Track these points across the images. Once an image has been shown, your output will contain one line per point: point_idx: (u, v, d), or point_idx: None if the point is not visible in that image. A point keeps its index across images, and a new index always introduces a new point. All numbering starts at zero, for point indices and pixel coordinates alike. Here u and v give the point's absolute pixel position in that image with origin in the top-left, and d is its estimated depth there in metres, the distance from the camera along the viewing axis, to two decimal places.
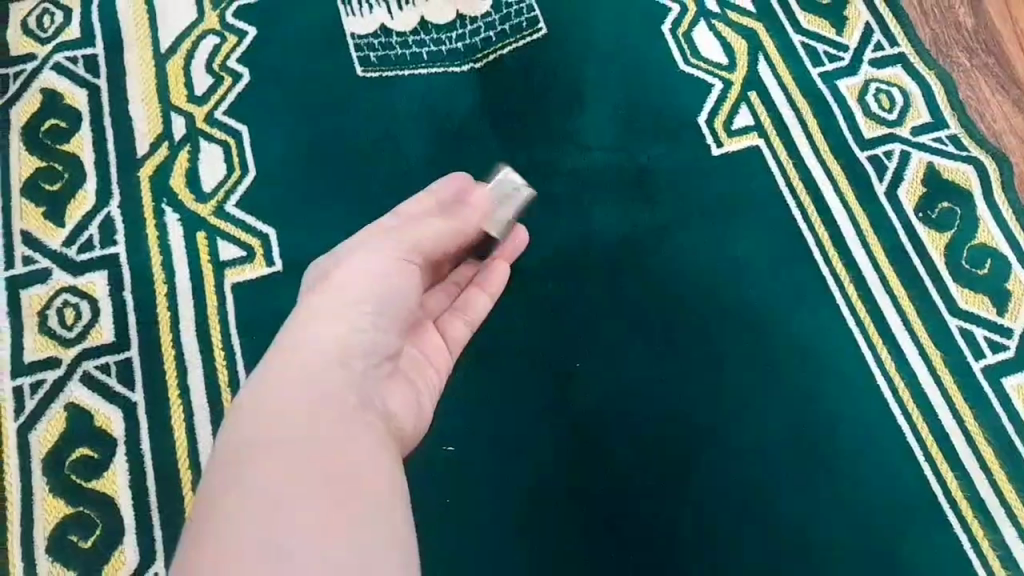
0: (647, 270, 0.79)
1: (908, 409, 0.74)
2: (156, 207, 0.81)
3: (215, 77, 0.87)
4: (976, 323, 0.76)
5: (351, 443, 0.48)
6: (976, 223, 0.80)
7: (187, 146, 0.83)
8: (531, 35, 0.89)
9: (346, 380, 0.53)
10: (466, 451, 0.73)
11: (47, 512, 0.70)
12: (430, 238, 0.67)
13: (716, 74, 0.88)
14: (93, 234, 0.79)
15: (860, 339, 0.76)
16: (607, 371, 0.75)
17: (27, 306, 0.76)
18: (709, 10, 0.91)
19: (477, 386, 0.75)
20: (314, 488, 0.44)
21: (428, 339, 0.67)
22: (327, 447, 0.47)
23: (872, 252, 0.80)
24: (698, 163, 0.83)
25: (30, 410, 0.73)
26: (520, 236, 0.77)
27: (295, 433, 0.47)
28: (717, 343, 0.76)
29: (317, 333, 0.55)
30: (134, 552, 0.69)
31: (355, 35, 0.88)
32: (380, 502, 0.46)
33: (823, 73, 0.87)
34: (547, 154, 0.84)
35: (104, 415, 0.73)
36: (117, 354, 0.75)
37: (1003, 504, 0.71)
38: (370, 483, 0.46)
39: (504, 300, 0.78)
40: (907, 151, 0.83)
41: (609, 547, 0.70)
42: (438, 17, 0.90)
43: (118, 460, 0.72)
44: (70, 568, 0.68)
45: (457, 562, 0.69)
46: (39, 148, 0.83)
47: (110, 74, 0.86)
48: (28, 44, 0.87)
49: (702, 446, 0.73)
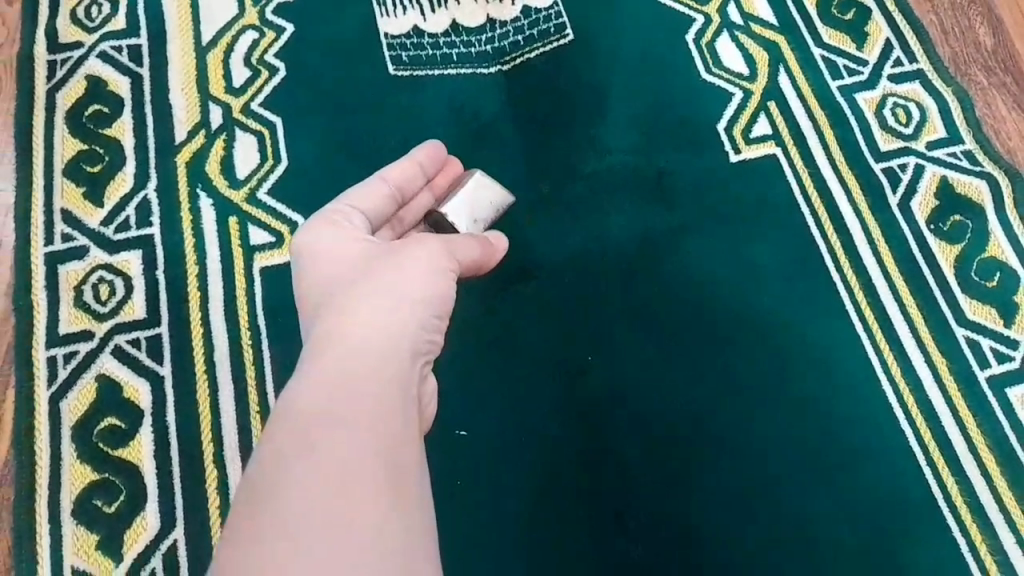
0: (662, 270, 0.81)
1: (912, 414, 0.75)
2: (191, 192, 0.84)
3: (253, 70, 0.90)
4: (983, 334, 0.78)
5: (373, 416, 0.51)
6: (986, 236, 0.81)
7: (223, 135, 0.87)
8: (558, 40, 0.92)
9: (368, 353, 0.55)
10: (478, 437, 0.75)
11: (74, 477, 0.73)
12: (468, 262, 0.70)
13: (737, 84, 0.90)
14: (130, 215, 0.83)
15: (867, 344, 0.78)
16: (619, 367, 0.77)
17: (64, 281, 0.80)
18: (733, 22, 0.93)
19: (491, 375, 0.77)
20: (335, 455, 0.47)
21: None
22: (350, 419, 0.50)
23: (882, 261, 0.81)
24: (715, 169, 0.85)
25: (63, 379, 0.76)
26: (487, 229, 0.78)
27: (322, 404, 0.50)
28: (727, 346, 0.78)
29: (342, 315, 0.58)
30: (156, 519, 0.72)
31: (389, 35, 0.92)
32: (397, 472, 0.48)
33: (842, 86, 0.89)
34: (570, 156, 0.86)
35: (134, 387, 0.76)
36: (148, 330, 0.78)
37: (1002, 511, 0.72)
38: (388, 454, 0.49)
39: (515, 294, 0.80)
40: (921, 164, 0.85)
41: (612, 532, 0.72)
42: (469, 20, 0.93)
43: (145, 430, 0.75)
44: (94, 531, 0.71)
45: (466, 545, 0.71)
46: (81, 131, 0.86)
47: (152, 64, 0.90)
48: (76, 33, 0.91)
49: (709, 442, 0.75)
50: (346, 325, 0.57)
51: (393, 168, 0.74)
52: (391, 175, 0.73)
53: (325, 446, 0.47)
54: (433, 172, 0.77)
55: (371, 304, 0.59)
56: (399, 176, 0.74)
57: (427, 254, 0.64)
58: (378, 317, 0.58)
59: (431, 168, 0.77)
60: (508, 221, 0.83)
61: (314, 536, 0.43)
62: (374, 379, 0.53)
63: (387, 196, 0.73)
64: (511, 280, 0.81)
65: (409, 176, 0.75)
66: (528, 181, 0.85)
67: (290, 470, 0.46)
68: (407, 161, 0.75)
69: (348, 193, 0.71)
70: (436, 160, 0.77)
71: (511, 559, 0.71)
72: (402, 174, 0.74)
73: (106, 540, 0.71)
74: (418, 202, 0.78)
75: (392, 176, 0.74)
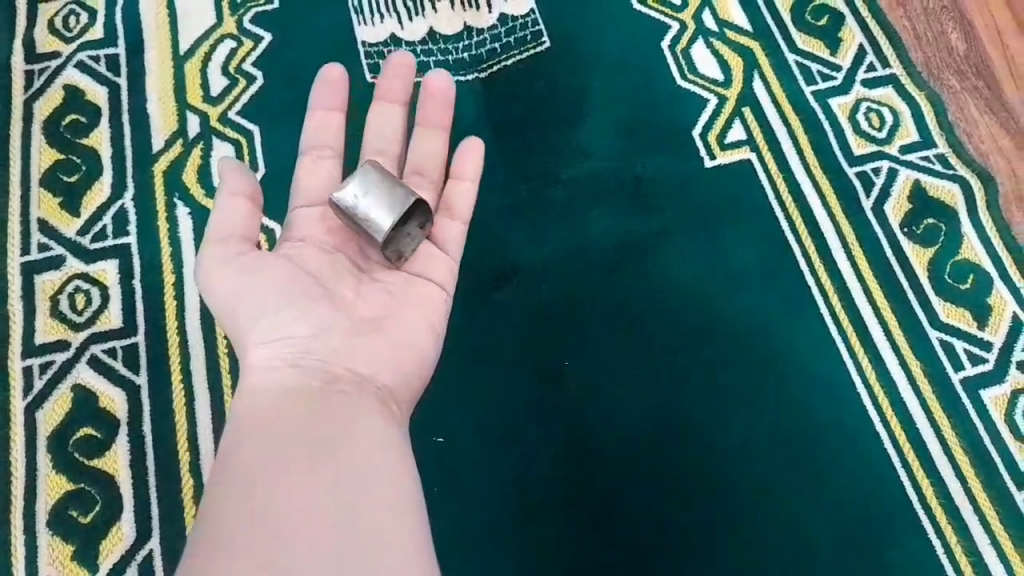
0: (638, 272, 0.82)
1: (887, 416, 0.76)
2: (168, 201, 0.84)
3: (230, 79, 0.90)
4: (956, 336, 0.79)
5: (333, 410, 0.57)
6: (960, 239, 0.82)
7: (200, 144, 0.87)
8: (534, 47, 0.92)
9: (295, 352, 0.61)
10: (456, 442, 0.75)
11: (50, 487, 0.73)
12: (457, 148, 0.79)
13: (712, 90, 0.91)
14: (107, 225, 0.83)
15: (841, 347, 0.79)
16: (596, 372, 0.78)
17: (40, 292, 0.79)
18: (708, 29, 0.94)
19: (469, 378, 0.77)
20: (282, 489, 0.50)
21: (438, 263, 0.72)
22: (305, 418, 0.56)
23: (856, 263, 0.82)
24: (691, 175, 0.86)
25: (39, 389, 0.76)
26: (440, 84, 0.79)
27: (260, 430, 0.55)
28: (704, 350, 0.78)
29: (259, 334, 0.62)
30: (132, 528, 0.71)
31: (366, 44, 0.92)
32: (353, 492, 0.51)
33: (816, 92, 0.90)
34: (546, 161, 0.87)
35: (109, 396, 0.76)
36: (124, 339, 0.78)
37: (977, 511, 0.73)
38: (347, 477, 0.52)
39: (494, 297, 0.81)
40: (895, 168, 0.86)
41: (590, 530, 0.72)
42: (447, 28, 0.94)
43: (121, 440, 0.74)
44: (70, 540, 0.71)
45: (443, 548, 0.71)
46: (59, 141, 0.86)
47: (129, 74, 0.90)
48: (53, 43, 0.91)
49: (684, 440, 0.75)
50: (270, 347, 0.62)
51: (306, 136, 0.75)
52: (235, 184, 0.67)
53: (294, 468, 0.51)
54: (343, 104, 0.77)
55: (271, 294, 0.63)
56: (316, 131, 0.75)
57: (308, 210, 0.72)
58: (298, 306, 0.63)
59: (332, 96, 0.76)
60: (485, 228, 0.84)
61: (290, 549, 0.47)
62: (315, 374, 0.60)
63: (331, 159, 0.75)
64: (491, 285, 0.81)
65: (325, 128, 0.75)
66: (505, 186, 0.86)
67: (271, 490, 0.50)
68: (311, 114, 0.76)
69: (307, 142, 0.75)
70: (342, 87, 0.77)
71: (488, 561, 0.71)
72: (317, 133, 0.75)
73: (82, 550, 0.71)
74: (381, 120, 0.78)
75: (312, 135, 0.75)
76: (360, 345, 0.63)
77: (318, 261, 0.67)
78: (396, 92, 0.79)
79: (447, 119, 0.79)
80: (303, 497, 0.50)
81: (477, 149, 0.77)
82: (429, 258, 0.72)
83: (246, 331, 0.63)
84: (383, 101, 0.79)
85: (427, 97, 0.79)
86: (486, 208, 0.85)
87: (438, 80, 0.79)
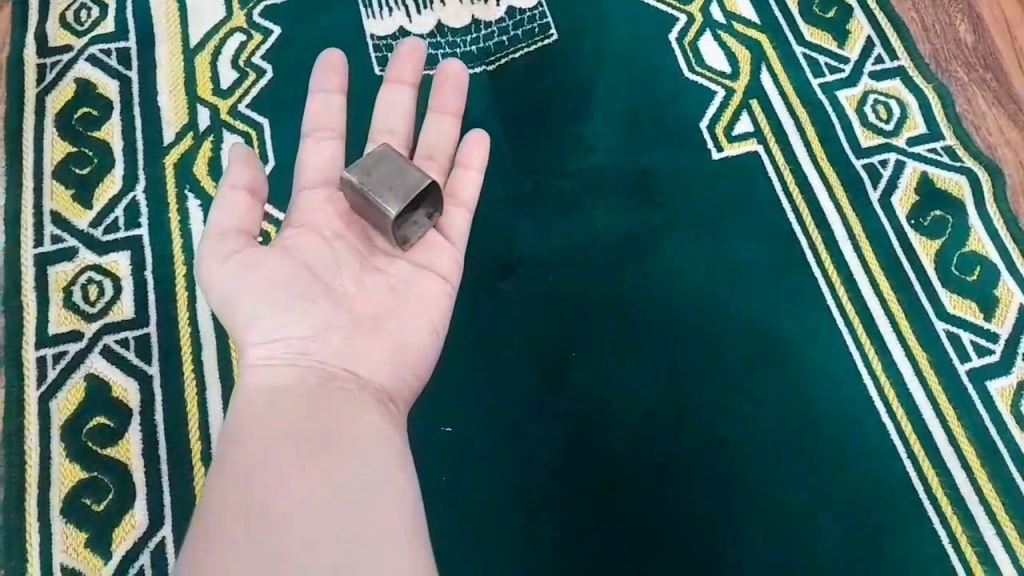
0: (644, 265, 0.82)
1: (893, 407, 0.76)
2: (179, 193, 0.85)
3: (240, 72, 0.91)
4: (963, 327, 0.79)
5: (337, 408, 0.58)
6: (967, 231, 0.82)
7: (211, 137, 0.88)
8: (542, 41, 0.93)
9: (293, 351, 0.62)
10: (463, 432, 0.76)
11: (64, 476, 0.74)
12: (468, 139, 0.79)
13: (720, 83, 0.91)
14: (119, 217, 0.84)
15: (847, 338, 0.79)
16: (600, 364, 0.78)
17: (54, 283, 0.80)
18: (715, 22, 0.94)
19: (475, 368, 0.78)
20: None
21: (443, 252, 0.72)
22: (305, 418, 0.57)
23: (862, 255, 0.82)
24: (698, 167, 0.86)
25: (53, 379, 0.77)
26: (456, 73, 0.80)
27: (263, 432, 0.56)
28: (710, 342, 0.79)
29: (258, 334, 0.63)
30: (145, 515, 0.72)
31: (375, 37, 0.92)
32: (359, 486, 0.52)
33: (823, 84, 0.90)
34: (553, 154, 0.87)
35: (122, 386, 0.77)
36: (136, 330, 0.79)
37: (983, 502, 0.73)
38: (353, 471, 0.53)
39: (502, 290, 0.81)
40: (902, 160, 0.86)
41: (595, 522, 0.73)
42: (455, 21, 0.94)
43: (134, 429, 0.75)
44: (84, 528, 0.72)
45: (447, 540, 0.72)
46: (70, 133, 0.87)
47: (141, 67, 0.91)
48: (65, 36, 0.92)
49: (689, 434, 0.76)
50: (270, 347, 0.63)
51: (309, 118, 0.75)
52: (239, 177, 0.67)
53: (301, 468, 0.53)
54: (342, 86, 0.76)
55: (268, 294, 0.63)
56: (319, 114, 0.75)
57: (312, 192, 0.71)
58: (300, 305, 0.63)
59: (331, 78, 0.76)
60: (493, 221, 0.84)
61: (296, 549, 0.48)
62: (313, 373, 0.61)
63: (334, 141, 0.74)
64: (498, 276, 0.82)
65: (326, 110, 0.75)
66: (513, 178, 0.86)
67: (274, 491, 0.51)
68: (312, 97, 0.76)
69: (309, 124, 0.75)
70: (342, 70, 0.77)
71: (493, 555, 0.72)
72: (320, 116, 0.75)
73: (95, 537, 0.72)
74: (390, 104, 0.78)
75: (315, 117, 0.75)
76: (359, 344, 0.64)
77: (321, 251, 0.67)
78: (407, 79, 0.79)
79: (459, 106, 0.80)
80: (307, 496, 0.51)
81: (483, 139, 0.78)
82: (435, 247, 0.71)
83: (245, 330, 0.63)
84: (394, 86, 0.79)
85: (442, 84, 0.80)
86: (493, 201, 0.85)
87: (452, 65, 0.80)
